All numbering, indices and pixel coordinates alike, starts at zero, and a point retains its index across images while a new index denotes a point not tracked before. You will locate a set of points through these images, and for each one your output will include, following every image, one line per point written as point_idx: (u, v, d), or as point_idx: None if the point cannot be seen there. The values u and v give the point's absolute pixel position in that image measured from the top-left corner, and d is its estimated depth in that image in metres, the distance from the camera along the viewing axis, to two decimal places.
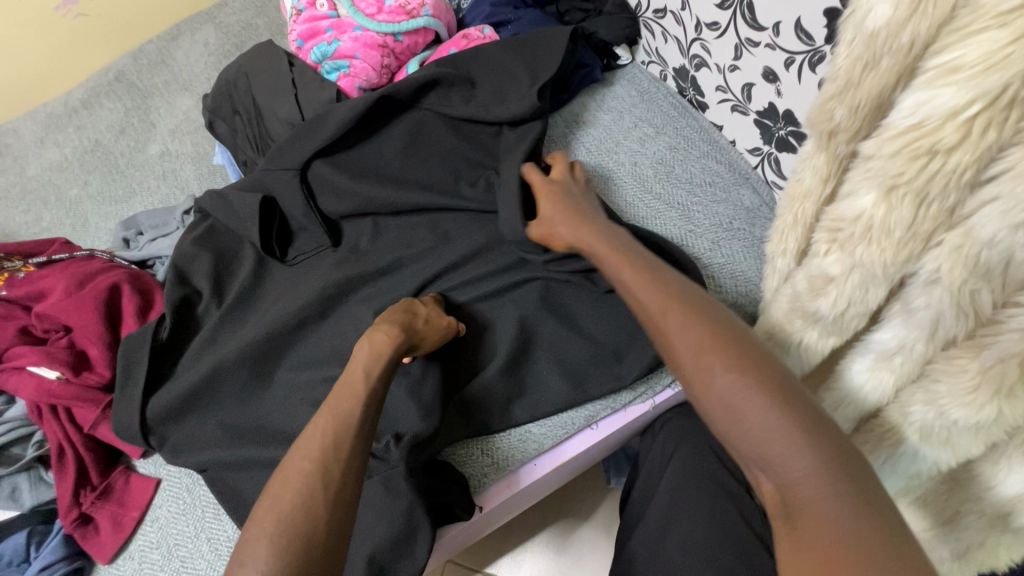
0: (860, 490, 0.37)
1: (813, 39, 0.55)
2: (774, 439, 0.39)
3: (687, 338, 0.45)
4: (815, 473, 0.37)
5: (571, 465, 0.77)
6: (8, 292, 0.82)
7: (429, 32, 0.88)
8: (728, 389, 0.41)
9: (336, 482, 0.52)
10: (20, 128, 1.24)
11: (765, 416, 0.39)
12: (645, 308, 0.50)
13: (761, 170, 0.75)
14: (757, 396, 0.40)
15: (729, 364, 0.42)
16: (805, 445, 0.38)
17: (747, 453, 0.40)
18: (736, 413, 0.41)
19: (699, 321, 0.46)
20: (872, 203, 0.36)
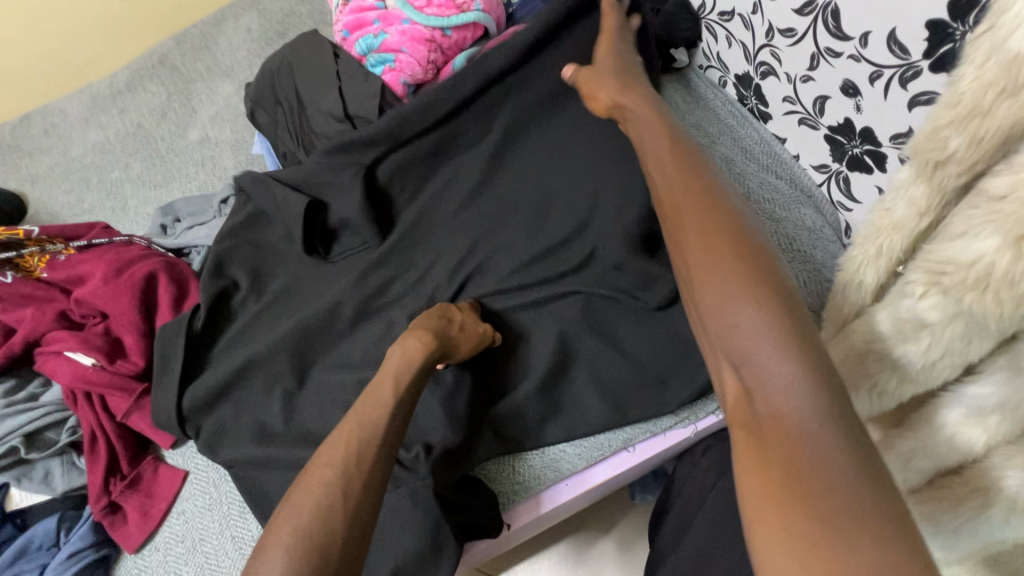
0: (841, 411, 0.32)
1: (908, 53, 0.50)
2: (761, 340, 0.35)
3: (698, 229, 0.41)
4: (793, 383, 0.33)
5: (603, 487, 0.74)
6: (48, 275, 0.84)
7: (478, 28, 0.85)
8: (726, 287, 0.37)
9: (358, 492, 0.49)
10: (65, 108, 1.25)
11: (757, 317, 0.35)
12: (666, 197, 0.45)
13: (827, 188, 0.70)
14: (749, 300, 0.36)
15: (736, 261, 0.38)
16: (791, 352, 0.34)
17: (725, 352, 0.36)
18: (724, 311, 0.37)
19: (715, 214, 0.41)
20: (994, 249, 0.32)
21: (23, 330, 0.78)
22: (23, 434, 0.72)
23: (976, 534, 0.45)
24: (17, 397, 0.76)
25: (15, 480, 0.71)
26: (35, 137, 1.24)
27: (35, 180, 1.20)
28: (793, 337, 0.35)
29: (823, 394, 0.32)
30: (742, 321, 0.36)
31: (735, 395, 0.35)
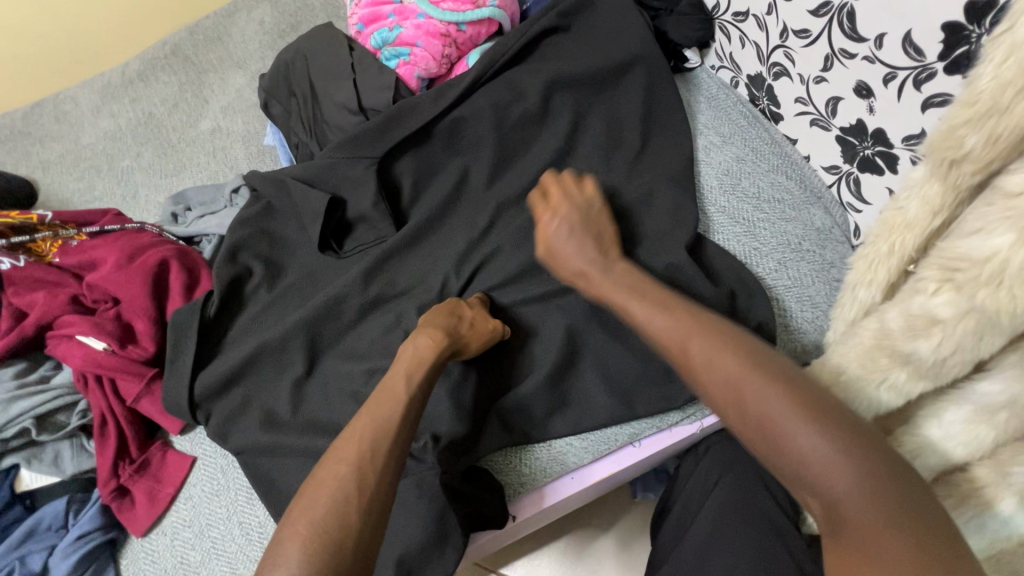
0: (912, 507, 0.35)
1: (922, 55, 0.51)
2: (825, 466, 0.37)
3: (726, 363, 0.44)
4: (862, 498, 0.36)
5: (608, 481, 0.75)
6: (61, 260, 0.84)
7: (493, 24, 0.86)
8: (774, 414, 0.40)
9: (369, 491, 0.50)
10: (77, 96, 1.26)
11: (817, 442, 0.38)
12: (668, 345, 0.48)
13: (837, 190, 0.70)
14: (799, 428, 0.38)
15: (771, 387, 0.41)
16: (852, 467, 0.36)
17: (794, 478, 0.39)
18: (783, 442, 0.39)
19: (727, 350, 0.44)
20: (1009, 245, 0.33)
21: (35, 313, 0.78)
22: (34, 416, 0.72)
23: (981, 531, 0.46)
24: (28, 379, 0.76)
25: (25, 462, 0.71)
26: (47, 124, 1.25)
27: (46, 167, 1.20)
28: (851, 449, 0.37)
29: (892, 506, 0.35)
30: (802, 449, 0.38)
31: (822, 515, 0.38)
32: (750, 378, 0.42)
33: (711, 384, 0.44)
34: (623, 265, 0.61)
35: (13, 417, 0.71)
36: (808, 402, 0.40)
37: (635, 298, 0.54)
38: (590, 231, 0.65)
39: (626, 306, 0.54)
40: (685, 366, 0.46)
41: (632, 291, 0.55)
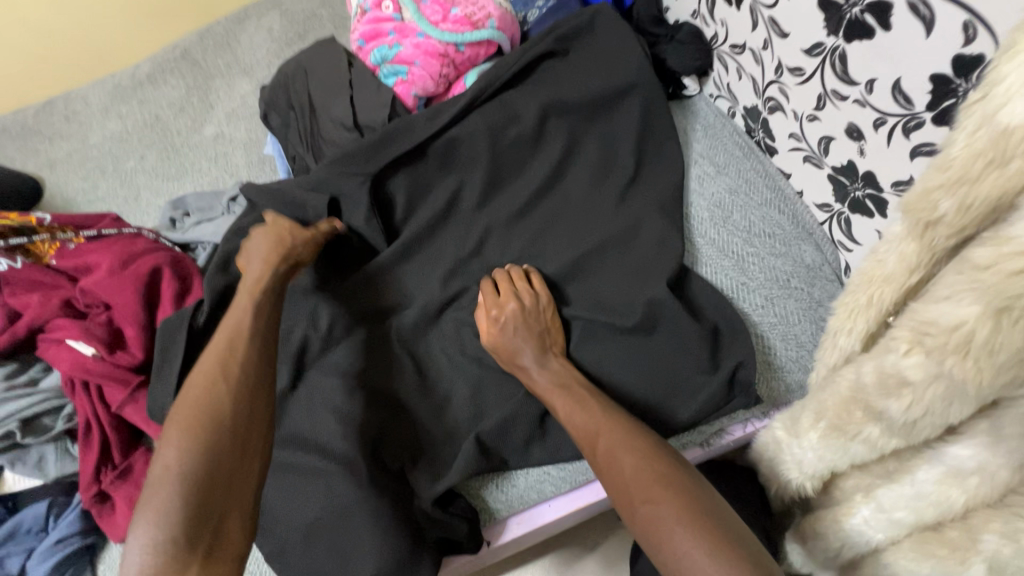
0: None
1: (912, 103, 0.50)
2: (690, 561, 0.47)
3: (626, 471, 0.54)
4: None
5: (586, 510, 0.75)
6: (57, 263, 0.86)
7: (492, 45, 0.86)
8: (658, 516, 0.50)
9: (233, 406, 0.54)
10: (87, 96, 1.28)
11: (682, 535, 0.48)
12: (586, 447, 0.59)
13: (828, 227, 0.70)
14: (675, 525, 0.49)
15: (654, 489, 0.52)
16: (719, 563, 0.46)
17: None
18: (660, 537, 0.49)
19: (626, 452, 0.56)
20: (975, 316, 0.32)
21: (28, 316, 0.79)
22: (20, 419, 0.73)
23: None
24: (17, 381, 0.77)
25: (9, 464, 0.72)
26: (56, 123, 1.27)
27: (53, 165, 1.22)
28: (721, 551, 0.47)
29: None
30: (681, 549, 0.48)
31: None
32: (642, 478, 0.53)
33: (611, 483, 0.55)
34: (564, 362, 0.67)
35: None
36: (679, 495, 0.51)
37: (566, 396, 0.63)
38: (536, 332, 0.68)
39: (553, 406, 0.63)
40: (597, 471, 0.57)
41: (565, 387, 0.64)
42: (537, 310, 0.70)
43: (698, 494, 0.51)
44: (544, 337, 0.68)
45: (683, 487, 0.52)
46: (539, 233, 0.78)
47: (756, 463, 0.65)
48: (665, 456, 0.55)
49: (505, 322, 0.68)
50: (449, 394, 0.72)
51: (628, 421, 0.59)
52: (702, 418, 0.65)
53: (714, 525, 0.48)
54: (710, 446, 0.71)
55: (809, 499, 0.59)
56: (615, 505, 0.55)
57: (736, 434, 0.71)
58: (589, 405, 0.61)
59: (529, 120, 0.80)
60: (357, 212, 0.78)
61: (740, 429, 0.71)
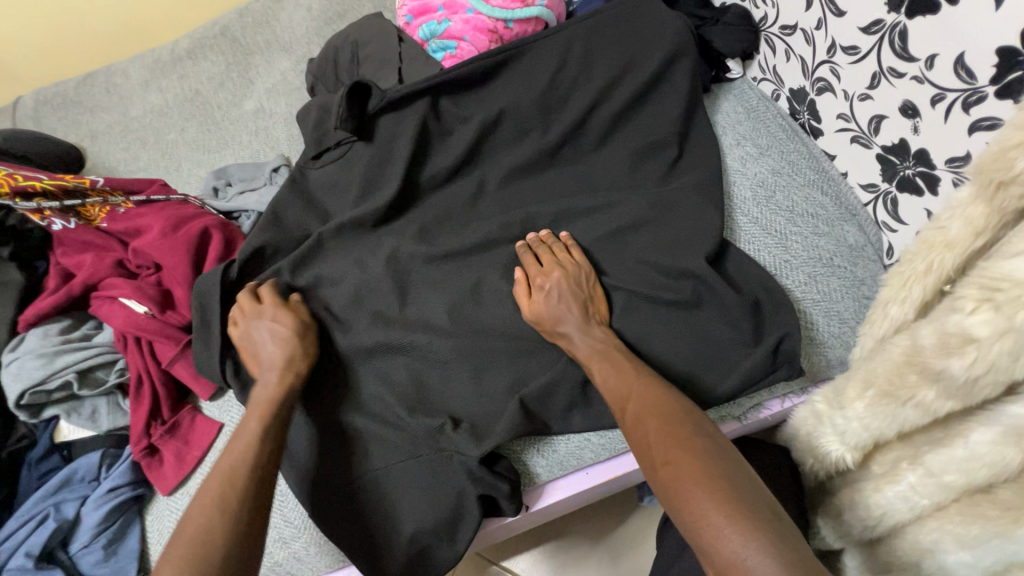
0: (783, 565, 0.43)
1: (974, 78, 0.51)
2: (705, 520, 0.47)
3: (650, 434, 0.56)
4: (742, 556, 0.44)
5: (620, 481, 0.77)
6: (108, 226, 0.88)
7: (540, 23, 0.87)
8: (675, 475, 0.51)
9: (244, 473, 0.58)
10: (128, 70, 1.30)
11: (701, 496, 0.49)
12: (616, 412, 0.61)
13: (872, 208, 0.71)
14: (690, 485, 0.50)
15: (676, 452, 0.53)
16: (731, 524, 0.46)
17: (693, 538, 0.48)
18: (678, 498, 0.50)
19: (652, 416, 0.57)
20: None
21: (82, 274, 0.82)
22: (77, 370, 0.75)
23: (997, 554, 0.46)
24: (71, 336, 0.79)
25: (65, 414, 0.75)
26: (97, 95, 1.29)
27: (95, 136, 1.25)
28: (734, 513, 0.47)
29: (760, 548, 0.44)
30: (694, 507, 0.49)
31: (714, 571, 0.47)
32: (663, 441, 0.54)
33: (638, 446, 0.57)
34: (606, 330, 0.68)
35: (57, 369, 0.74)
36: (700, 459, 0.51)
37: (601, 362, 0.65)
38: (580, 299, 0.69)
39: (591, 371, 0.65)
40: (626, 435, 0.59)
41: (602, 354, 0.65)
42: (579, 276, 0.71)
43: (717, 459, 0.51)
44: (585, 301, 0.70)
45: (700, 451, 0.52)
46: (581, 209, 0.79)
47: (793, 438, 0.66)
48: (687, 421, 0.56)
49: (548, 291, 0.69)
50: (490, 362, 0.73)
51: (660, 388, 0.60)
52: (743, 390, 0.66)
53: (729, 489, 0.48)
54: (747, 419, 0.72)
55: (848, 471, 0.60)
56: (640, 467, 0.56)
57: (772, 409, 0.73)
58: (623, 371, 0.63)
59: (581, 96, 0.81)
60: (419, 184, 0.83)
61: (778, 404, 0.73)
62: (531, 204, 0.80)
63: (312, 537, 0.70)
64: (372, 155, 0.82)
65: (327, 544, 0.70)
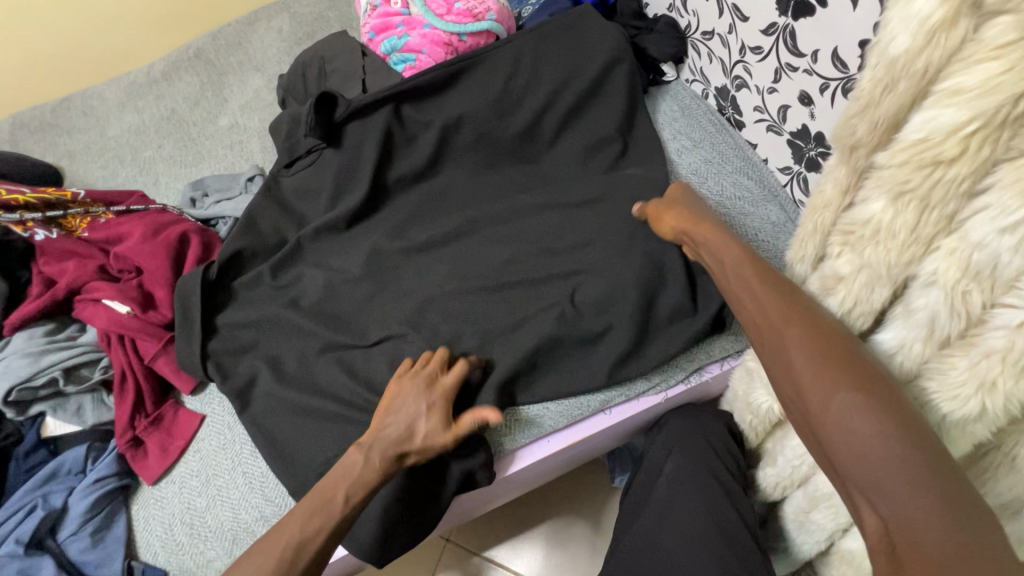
0: (984, 535, 0.37)
1: (847, 67, 0.60)
2: (892, 472, 0.40)
3: (820, 357, 0.45)
4: (936, 518, 0.38)
5: (582, 447, 0.83)
6: (89, 235, 0.92)
7: (492, 36, 0.96)
8: (855, 411, 0.42)
9: (353, 494, 0.63)
10: (104, 93, 1.35)
11: (889, 443, 0.40)
12: (764, 324, 0.50)
13: (790, 189, 0.80)
14: (881, 429, 0.41)
15: (861, 386, 0.43)
16: (931, 485, 0.38)
17: (863, 484, 0.41)
18: (857, 439, 0.41)
19: (822, 337, 0.46)
20: (882, 208, 0.40)
21: (65, 280, 0.86)
22: (62, 368, 0.79)
23: None
24: (57, 337, 0.84)
25: (52, 410, 0.79)
26: (74, 118, 1.34)
27: (72, 156, 1.29)
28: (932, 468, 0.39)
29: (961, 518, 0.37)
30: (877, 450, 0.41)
31: (876, 525, 0.41)
32: (840, 371, 0.44)
33: (797, 370, 0.46)
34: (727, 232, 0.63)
35: (43, 367, 0.78)
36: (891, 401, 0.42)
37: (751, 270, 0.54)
38: (706, 213, 0.67)
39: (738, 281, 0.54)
40: (779, 353, 0.48)
41: (749, 260, 0.55)
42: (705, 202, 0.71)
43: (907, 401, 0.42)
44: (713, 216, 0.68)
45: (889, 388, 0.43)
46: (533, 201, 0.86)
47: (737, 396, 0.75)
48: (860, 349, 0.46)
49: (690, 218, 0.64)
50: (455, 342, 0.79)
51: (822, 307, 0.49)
52: (676, 352, 0.76)
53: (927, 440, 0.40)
54: (690, 383, 0.80)
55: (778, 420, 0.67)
56: (796, 392, 0.46)
57: (713, 373, 0.80)
58: (775, 281, 0.52)
59: (534, 100, 0.89)
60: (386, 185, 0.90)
61: (717, 367, 0.80)
62: (493, 199, 0.88)
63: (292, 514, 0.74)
64: (341, 160, 0.89)
65: None
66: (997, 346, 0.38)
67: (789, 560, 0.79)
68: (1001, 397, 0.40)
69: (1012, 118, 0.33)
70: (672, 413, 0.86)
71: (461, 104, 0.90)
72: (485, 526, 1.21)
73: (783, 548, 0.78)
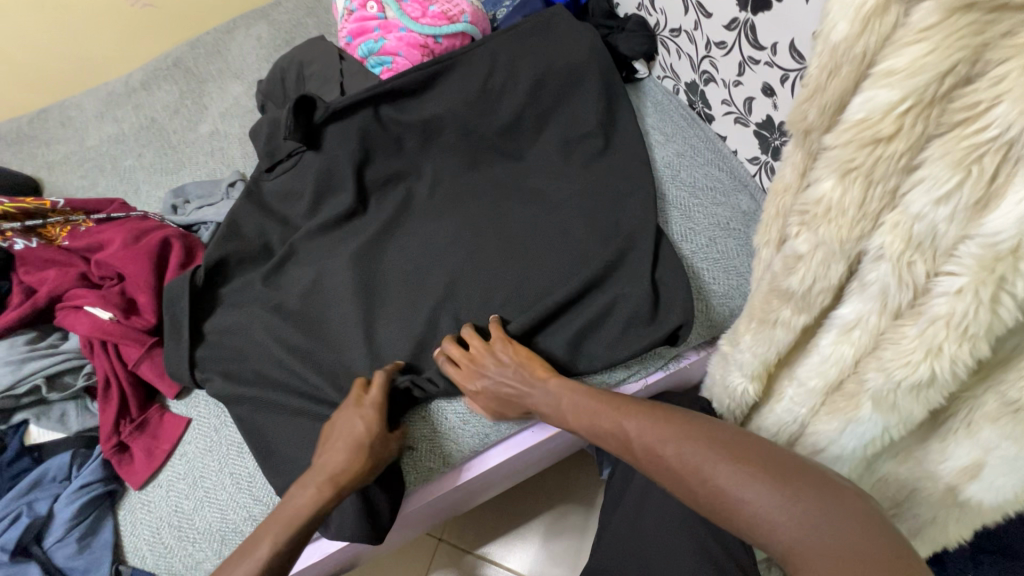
0: (834, 511, 0.44)
1: (804, 58, 0.63)
2: (770, 522, 0.46)
3: (655, 445, 0.55)
4: (799, 523, 0.45)
5: (564, 438, 0.85)
6: (70, 243, 0.92)
7: (467, 38, 0.98)
8: (695, 468, 0.51)
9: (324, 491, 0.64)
10: (83, 104, 1.35)
11: (751, 498, 0.47)
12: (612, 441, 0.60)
13: (759, 178, 0.83)
14: (716, 469, 0.50)
15: (686, 446, 0.53)
16: (776, 492, 0.47)
17: (743, 524, 0.48)
18: (708, 488, 0.50)
19: (654, 427, 0.56)
20: (831, 186, 0.42)
21: (47, 287, 0.86)
22: (45, 375, 0.79)
23: (856, 441, 0.55)
24: (39, 345, 0.84)
25: (35, 417, 0.79)
26: (52, 129, 1.34)
27: (51, 167, 1.28)
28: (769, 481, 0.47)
29: (810, 506, 0.45)
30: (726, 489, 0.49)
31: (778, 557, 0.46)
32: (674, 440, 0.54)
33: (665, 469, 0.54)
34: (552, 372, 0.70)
35: (26, 374, 0.78)
36: (723, 448, 0.51)
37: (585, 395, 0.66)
38: (518, 360, 0.72)
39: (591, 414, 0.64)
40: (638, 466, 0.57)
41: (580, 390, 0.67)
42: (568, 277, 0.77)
43: (722, 435, 0.53)
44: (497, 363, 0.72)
45: (707, 435, 0.53)
46: (512, 197, 0.87)
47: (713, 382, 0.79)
48: (683, 418, 0.56)
49: (483, 382, 0.72)
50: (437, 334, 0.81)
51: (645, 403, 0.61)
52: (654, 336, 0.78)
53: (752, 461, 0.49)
54: (669, 369, 0.83)
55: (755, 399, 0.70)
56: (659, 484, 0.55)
57: (691, 359, 0.84)
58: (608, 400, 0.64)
59: (510, 98, 0.91)
60: (367, 185, 0.91)
61: (694, 354, 0.83)
62: (471, 195, 0.88)
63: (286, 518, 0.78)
64: (321, 161, 0.90)
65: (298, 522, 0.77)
66: (941, 312, 0.40)
67: None
68: (948, 361, 0.42)
69: (939, 96, 0.35)
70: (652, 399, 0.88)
71: (439, 106, 0.91)
72: (476, 524, 1.22)
73: None
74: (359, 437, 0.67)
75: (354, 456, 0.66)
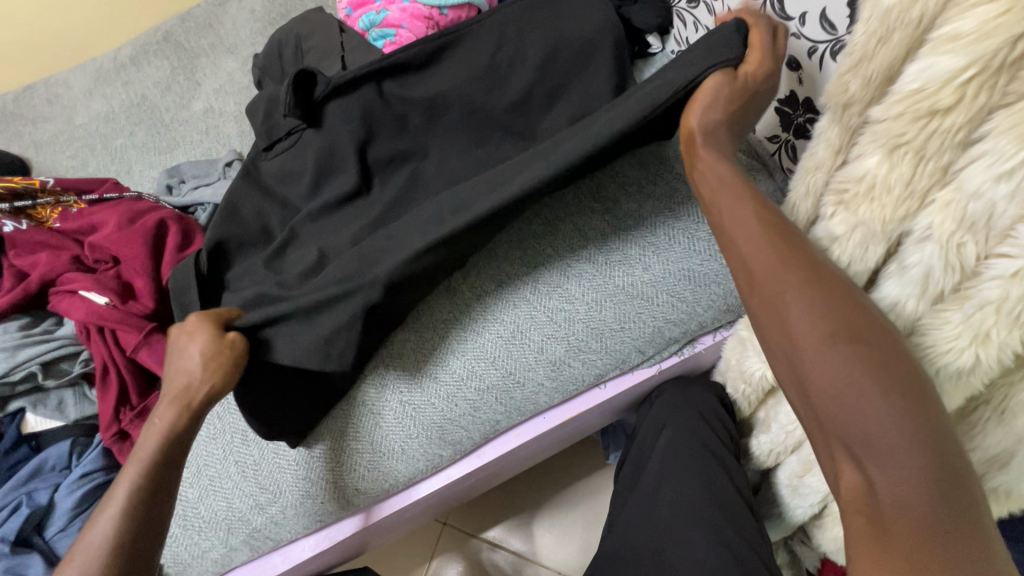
0: (949, 487, 0.39)
1: (836, 29, 0.60)
2: (882, 444, 0.40)
3: (797, 306, 0.45)
4: (909, 478, 0.39)
5: (575, 424, 0.84)
6: (61, 225, 0.89)
7: (473, 10, 0.93)
8: (834, 366, 0.43)
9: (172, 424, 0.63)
10: (69, 80, 1.30)
11: (879, 411, 0.41)
12: (745, 262, 0.49)
13: (778, 157, 0.77)
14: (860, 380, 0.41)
15: (840, 340, 0.43)
16: (911, 444, 0.40)
17: (842, 436, 0.43)
18: (839, 398, 0.42)
19: (804, 292, 0.45)
20: (877, 162, 0.40)
21: (39, 271, 0.83)
22: (42, 361, 0.78)
23: None
24: (32, 331, 0.82)
25: (31, 405, 0.79)
26: (39, 106, 1.29)
27: (38, 146, 1.24)
28: (913, 429, 0.40)
29: (934, 473, 0.39)
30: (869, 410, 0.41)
31: (851, 484, 0.43)
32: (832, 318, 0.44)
33: (793, 330, 0.45)
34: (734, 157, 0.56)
35: (19, 362, 0.77)
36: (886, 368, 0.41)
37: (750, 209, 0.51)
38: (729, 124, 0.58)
39: (727, 214, 0.52)
40: (757, 307, 0.48)
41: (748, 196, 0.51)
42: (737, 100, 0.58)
43: (895, 351, 0.42)
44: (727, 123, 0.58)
45: (876, 339, 0.42)
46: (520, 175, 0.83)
47: (728, 368, 0.77)
48: (856, 300, 0.44)
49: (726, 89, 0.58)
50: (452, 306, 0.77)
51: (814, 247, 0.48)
52: (667, 322, 0.76)
53: (908, 393, 0.41)
54: (683, 355, 0.81)
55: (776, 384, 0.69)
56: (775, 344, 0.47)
57: (705, 343, 0.81)
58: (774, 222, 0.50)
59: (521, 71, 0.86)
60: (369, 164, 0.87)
61: (710, 338, 0.81)
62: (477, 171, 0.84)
63: (287, 501, 0.73)
64: (322, 138, 0.86)
65: (303, 505, 0.74)
66: (992, 297, 0.38)
67: (783, 525, 0.80)
68: (995, 348, 0.40)
69: (1008, 63, 0.33)
70: (664, 387, 0.87)
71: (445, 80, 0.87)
72: (480, 508, 1.21)
73: (777, 514, 0.79)
74: (188, 359, 0.64)
75: (201, 375, 0.63)
